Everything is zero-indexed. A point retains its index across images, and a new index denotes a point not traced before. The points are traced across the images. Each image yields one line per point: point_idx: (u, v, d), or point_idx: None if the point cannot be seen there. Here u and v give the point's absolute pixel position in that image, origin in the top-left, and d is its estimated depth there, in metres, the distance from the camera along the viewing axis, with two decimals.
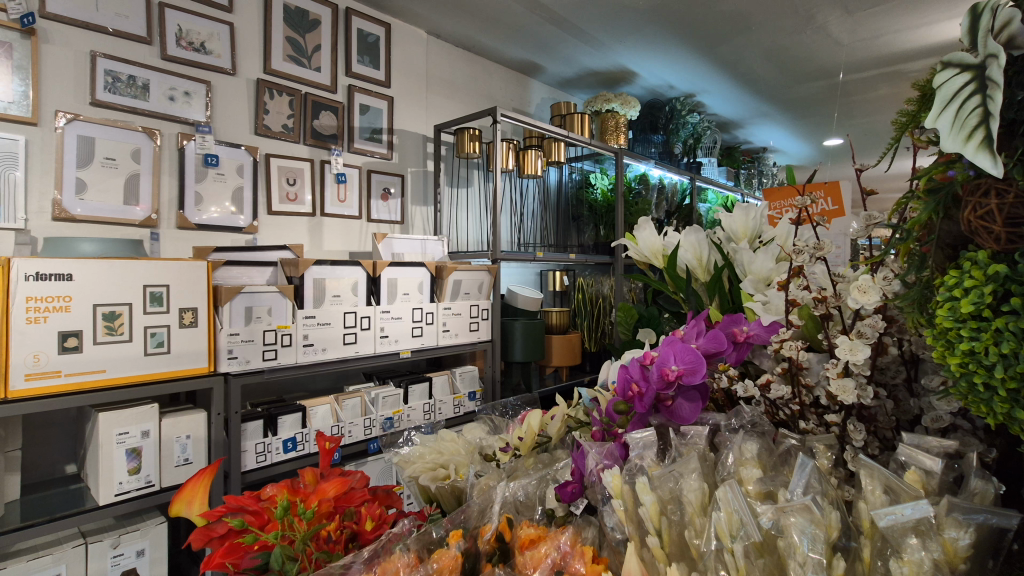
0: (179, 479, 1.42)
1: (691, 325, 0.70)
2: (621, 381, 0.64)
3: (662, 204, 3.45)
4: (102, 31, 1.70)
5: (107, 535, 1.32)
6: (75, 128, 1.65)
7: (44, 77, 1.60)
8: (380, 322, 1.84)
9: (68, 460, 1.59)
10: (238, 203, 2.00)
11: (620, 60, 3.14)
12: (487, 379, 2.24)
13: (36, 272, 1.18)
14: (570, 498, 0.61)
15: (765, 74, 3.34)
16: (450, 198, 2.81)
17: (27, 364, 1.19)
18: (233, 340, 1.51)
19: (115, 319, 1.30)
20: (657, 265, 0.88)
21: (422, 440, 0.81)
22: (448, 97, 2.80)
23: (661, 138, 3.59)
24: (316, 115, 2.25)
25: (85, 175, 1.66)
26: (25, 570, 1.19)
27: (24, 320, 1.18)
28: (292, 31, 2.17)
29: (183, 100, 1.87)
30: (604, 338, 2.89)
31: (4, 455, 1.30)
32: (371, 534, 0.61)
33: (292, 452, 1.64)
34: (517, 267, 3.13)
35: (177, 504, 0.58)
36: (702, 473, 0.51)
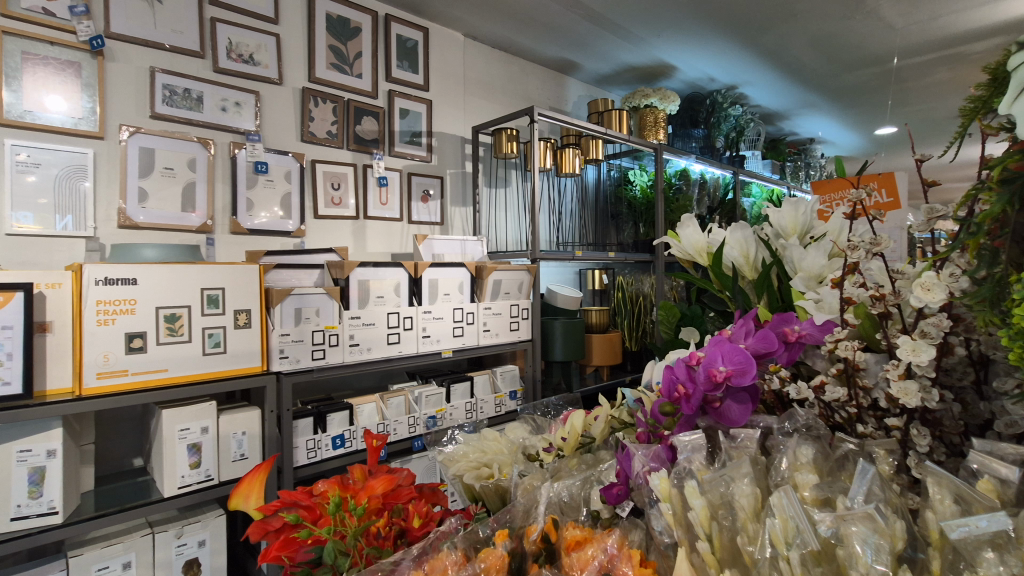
0: (236, 474, 1.48)
1: (739, 324, 0.68)
2: (666, 382, 0.63)
3: (704, 200, 3.35)
4: (159, 47, 1.80)
5: (171, 526, 1.39)
6: (137, 140, 1.74)
7: (110, 93, 1.70)
8: (422, 322, 1.88)
9: (135, 454, 1.69)
10: (287, 208, 2.07)
11: (658, 54, 3.08)
12: (528, 378, 2.24)
13: (104, 277, 1.27)
14: (616, 499, 0.60)
15: (812, 63, 3.21)
16: (489, 198, 2.84)
17: (98, 363, 1.27)
18: (284, 340, 1.56)
19: (176, 320, 1.37)
20: (701, 263, 0.86)
21: (466, 439, 0.82)
22: (485, 98, 2.82)
23: (702, 132, 3.51)
24: (358, 120, 2.31)
25: (146, 185, 1.76)
26: (99, 556, 1.27)
27: (95, 322, 1.26)
28: (334, 39, 2.23)
29: (234, 110, 1.95)
30: (645, 337, 2.84)
31: (79, 448, 1.39)
32: (419, 531, 0.62)
33: (341, 449, 1.69)
34: (556, 266, 3.13)
35: (236, 498, 0.61)
36: (755, 478, 0.50)
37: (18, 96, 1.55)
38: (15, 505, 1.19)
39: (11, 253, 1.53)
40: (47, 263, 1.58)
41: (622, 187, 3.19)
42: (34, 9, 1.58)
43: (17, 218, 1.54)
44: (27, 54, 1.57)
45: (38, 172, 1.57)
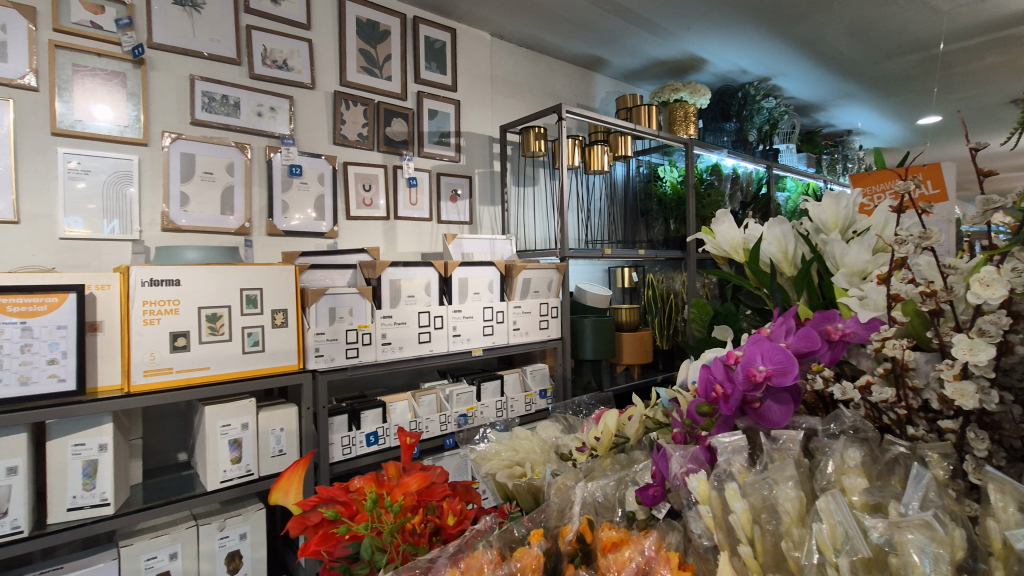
0: (275, 469, 1.53)
1: (779, 323, 0.66)
2: (703, 382, 0.62)
3: (737, 194, 3.27)
4: (198, 55, 1.86)
5: (214, 519, 1.44)
6: (178, 146, 1.81)
7: (153, 102, 1.77)
8: (452, 321, 1.89)
9: (180, 448, 1.76)
10: (320, 209, 2.12)
11: (688, 48, 3.02)
12: (558, 377, 2.23)
13: (150, 279, 1.32)
14: (652, 500, 0.58)
15: (850, 52, 3.09)
16: (517, 197, 2.83)
17: (145, 361, 1.32)
18: (319, 339, 1.59)
19: (217, 320, 1.42)
20: (737, 260, 0.84)
21: (498, 438, 0.82)
22: (513, 97, 2.82)
23: (734, 126, 3.43)
24: (388, 122, 2.34)
25: (187, 189, 1.82)
26: (147, 547, 1.33)
27: (142, 321, 1.31)
28: (364, 43, 2.27)
29: (269, 115, 2.01)
30: (677, 335, 2.80)
31: (128, 442, 1.45)
32: (454, 528, 0.63)
33: (375, 446, 1.71)
34: (585, 265, 3.10)
35: (276, 493, 0.63)
36: (799, 481, 0.48)
37: (68, 106, 1.62)
38: (71, 496, 1.25)
39: (64, 256, 1.61)
40: (96, 266, 1.66)
41: (651, 183, 3.14)
42: (82, 23, 1.65)
43: (68, 223, 1.61)
44: (77, 66, 1.64)
45: (88, 179, 1.65)
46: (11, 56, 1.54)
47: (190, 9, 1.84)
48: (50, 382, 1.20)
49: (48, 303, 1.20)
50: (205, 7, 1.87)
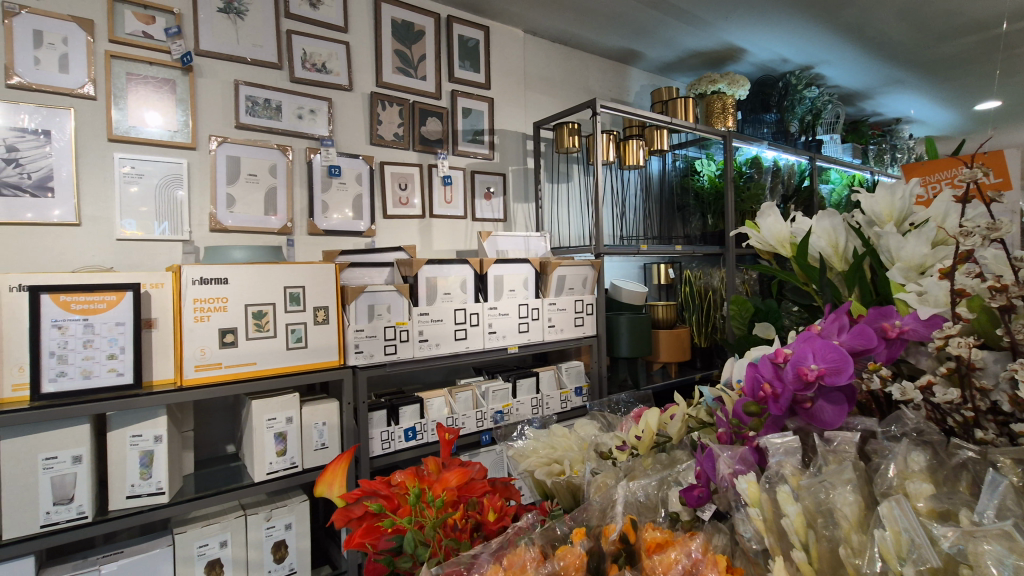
0: (318, 462, 1.57)
1: (831, 320, 0.63)
2: (750, 381, 0.60)
3: (778, 188, 3.16)
4: (242, 61, 1.92)
5: (261, 509, 1.49)
6: (225, 149, 1.87)
7: (200, 107, 1.84)
8: (488, 318, 1.90)
9: (228, 441, 1.82)
10: (358, 209, 2.16)
11: (727, 38, 2.94)
12: (593, 374, 2.21)
13: (200, 277, 1.37)
14: (697, 501, 0.57)
15: (900, 36, 2.94)
16: (551, 194, 2.82)
17: (196, 356, 1.38)
18: (359, 336, 1.62)
19: (262, 317, 1.47)
20: (783, 254, 0.80)
21: (536, 435, 0.82)
22: (546, 93, 2.81)
23: (774, 117, 3.32)
24: (423, 121, 2.36)
25: (233, 191, 1.88)
26: (200, 534, 1.38)
27: (193, 318, 1.37)
28: (400, 44, 2.30)
29: (309, 117, 2.06)
30: (716, 333, 2.73)
31: (181, 434, 1.52)
32: (495, 525, 0.64)
33: (413, 441, 1.74)
34: (620, 261, 3.06)
35: (320, 486, 0.64)
36: (859, 485, 0.46)
37: (124, 113, 1.70)
38: (130, 484, 1.31)
39: (121, 256, 1.69)
40: (151, 265, 1.74)
41: (688, 177, 3.07)
42: (135, 33, 1.73)
43: (123, 225, 1.69)
44: (131, 74, 1.72)
45: (141, 183, 1.72)
46: (72, 67, 1.63)
47: (234, 16, 1.90)
48: (110, 375, 1.27)
49: (107, 301, 1.26)
50: (248, 13, 1.93)
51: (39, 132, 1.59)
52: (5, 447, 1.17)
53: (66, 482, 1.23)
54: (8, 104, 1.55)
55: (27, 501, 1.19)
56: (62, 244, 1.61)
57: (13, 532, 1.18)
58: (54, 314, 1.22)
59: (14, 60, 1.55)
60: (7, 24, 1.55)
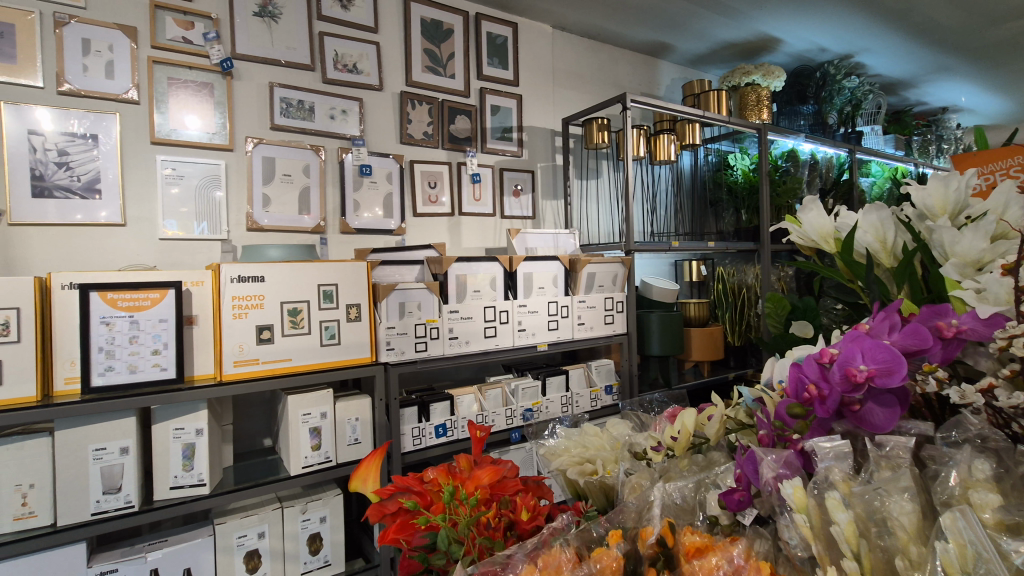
0: (351, 457, 1.59)
1: (881, 318, 0.60)
2: (793, 382, 0.57)
3: (815, 182, 3.04)
4: (277, 63, 1.96)
5: (297, 502, 1.52)
6: (260, 150, 1.92)
7: (237, 109, 1.89)
8: (518, 316, 1.89)
9: (265, 435, 1.87)
10: (388, 208, 2.18)
11: (762, 28, 2.85)
12: (624, 373, 2.18)
13: (238, 275, 1.41)
14: (738, 505, 0.55)
15: (949, 20, 2.80)
16: (580, 190, 2.79)
17: (234, 352, 1.41)
18: (390, 333, 1.64)
19: (297, 314, 1.50)
20: (827, 250, 0.77)
21: (568, 433, 0.81)
22: (575, 89, 2.78)
23: (811, 108, 3.21)
24: (452, 120, 2.37)
25: (269, 191, 1.93)
26: (239, 526, 1.42)
27: (232, 315, 1.41)
28: (429, 43, 2.31)
29: (341, 117, 2.09)
30: (750, 331, 2.67)
31: (221, 427, 1.56)
32: (528, 524, 0.63)
33: (443, 437, 1.75)
34: (650, 258, 3.02)
35: (355, 480, 0.64)
36: (916, 494, 0.44)
37: (165, 117, 1.76)
38: (173, 475, 1.36)
39: (163, 256, 1.75)
40: (191, 264, 1.79)
41: (721, 172, 2.99)
42: (175, 38, 1.78)
43: (165, 225, 1.75)
44: (172, 79, 1.77)
45: (182, 185, 1.78)
46: (117, 73, 1.69)
47: (268, 20, 1.94)
48: (154, 370, 1.32)
49: (151, 299, 1.31)
50: (282, 17, 1.97)
51: (88, 136, 1.65)
52: (60, 438, 1.23)
53: (114, 472, 1.28)
54: (59, 110, 1.62)
55: (79, 490, 1.24)
56: (110, 244, 1.67)
57: (67, 519, 1.23)
58: (101, 311, 1.27)
59: (65, 68, 1.62)
60: (58, 33, 1.62)
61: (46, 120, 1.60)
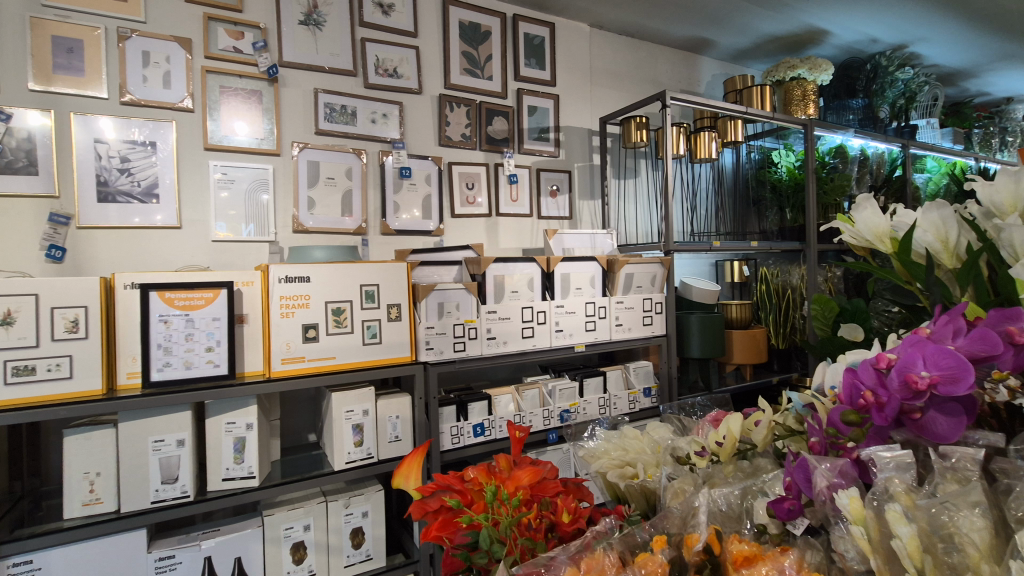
0: (392, 453, 1.63)
1: (943, 322, 0.57)
2: (847, 388, 0.55)
3: (865, 179, 2.91)
4: (321, 70, 2.02)
5: (340, 496, 1.56)
6: (306, 155, 1.98)
7: (284, 116, 1.95)
8: (555, 317, 1.89)
9: (309, 430, 1.93)
10: (427, 209, 2.21)
11: (808, 21, 2.76)
12: (663, 375, 2.15)
13: (285, 276, 1.46)
14: (788, 515, 0.53)
15: (1015, 5, 2.63)
16: (618, 190, 2.76)
17: (282, 350, 1.47)
18: (430, 333, 1.66)
19: (341, 313, 1.54)
20: (882, 250, 0.73)
21: (608, 436, 0.80)
22: (613, 88, 2.75)
23: (861, 102, 3.08)
24: (490, 121, 2.38)
25: (313, 195, 1.99)
26: (286, 518, 1.47)
27: (280, 314, 1.46)
28: (467, 46, 2.33)
29: (382, 121, 2.13)
30: (795, 334, 2.58)
31: (269, 422, 1.62)
32: (570, 526, 0.63)
33: (481, 437, 1.76)
34: (690, 258, 2.96)
35: (398, 477, 0.66)
36: (987, 509, 0.42)
37: (217, 124, 1.84)
38: (225, 468, 1.42)
39: (216, 256, 1.83)
40: (241, 264, 1.87)
41: (764, 169, 2.91)
42: (226, 48, 1.86)
43: (216, 228, 1.82)
44: (224, 87, 1.85)
45: (232, 189, 1.85)
46: (173, 82, 1.78)
47: (313, 27, 2.00)
48: (208, 366, 1.37)
49: (205, 298, 1.37)
50: (326, 24, 2.03)
51: (147, 143, 1.74)
52: (123, 429, 1.30)
53: (172, 463, 1.34)
54: (121, 119, 1.71)
55: (141, 478, 1.31)
56: (167, 245, 1.76)
57: (129, 506, 1.30)
58: (160, 309, 1.33)
59: (127, 80, 1.71)
60: (121, 46, 1.71)
61: (109, 129, 1.70)
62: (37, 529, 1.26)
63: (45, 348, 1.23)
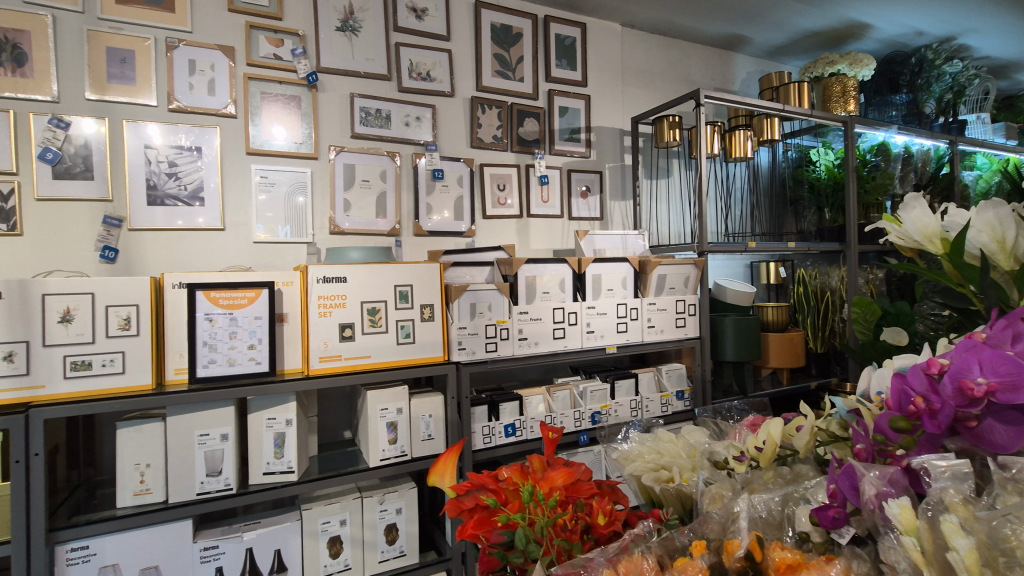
0: (425, 451, 1.65)
1: (1000, 328, 0.55)
2: (896, 394, 0.53)
3: (910, 177, 2.80)
4: (357, 74, 2.06)
5: (375, 492, 1.59)
6: (342, 158, 2.02)
7: (322, 120, 2.01)
8: (586, 318, 1.88)
9: (344, 427, 1.97)
10: (459, 210, 2.23)
11: (849, 15, 2.67)
12: (697, 378, 2.11)
13: (323, 276, 1.50)
14: (833, 523, 0.52)
15: None
16: (650, 190, 2.72)
17: (320, 349, 1.50)
18: (462, 333, 1.67)
19: (376, 313, 1.57)
20: (932, 252, 0.70)
21: (642, 439, 0.79)
22: (645, 87, 2.72)
23: (905, 98, 2.97)
24: (521, 122, 2.39)
25: (350, 196, 2.03)
26: (323, 512, 1.51)
27: (317, 313, 1.50)
28: (499, 48, 2.34)
29: (416, 124, 2.16)
30: (835, 337, 2.50)
31: (307, 419, 1.67)
32: (605, 529, 0.63)
33: (513, 437, 1.76)
34: (724, 259, 2.90)
35: (433, 475, 0.66)
36: None
37: (258, 129, 1.90)
38: (266, 462, 1.46)
39: (257, 257, 1.89)
40: (280, 265, 1.92)
41: (802, 168, 2.82)
42: (267, 55, 1.92)
43: (256, 229, 1.88)
44: (265, 93, 1.91)
45: (271, 191, 1.91)
46: (218, 89, 1.84)
47: (349, 33, 2.05)
48: (250, 364, 1.42)
49: (248, 297, 1.42)
50: (362, 30, 2.07)
51: (193, 148, 1.81)
52: (171, 423, 1.36)
53: (216, 456, 1.39)
54: (169, 125, 1.78)
55: (188, 470, 1.37)
56: (211, 247, 1.83)
57: (176, 497, 1.36)
58: (205, 308, 1.39)
59: (174, 88, 1.79)
60: (169, 56, 1.78)
61: (157, 134, 1.77)
62: (92, 516, 1.32)
63: (100, 344, 1.30)
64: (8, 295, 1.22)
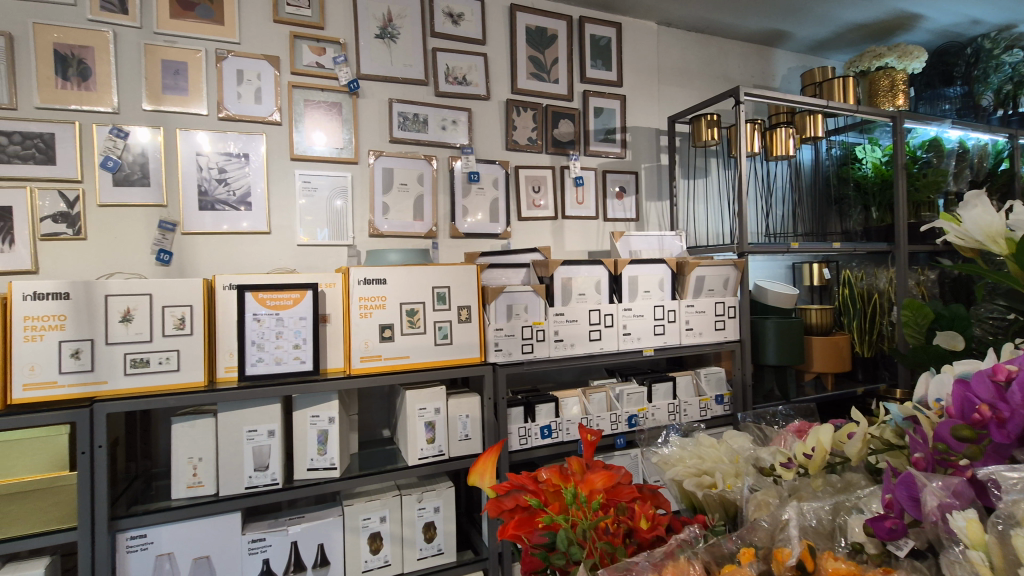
0: (462, 451, 1.66)
1: None
2: (958, 401, 0.51)
3: (965, 173, 2.65)
4: (396, 80, 2.10)
5: (413, 491, 1.61)
6: (381, 162, 2.06)
7: (361, 125, 2.05)
8: (623, 319, 1.86)
9: (383, 426, 2.01)
10: (494, 213, 2.25)
11: (898, 6, 2.57)
12: (737, 382, 2.06)
13: (364, 278, 1.54)
14: (889, 534, 0.50)
15: None
16: (687, 190, 2.68)
17: (361, 349, 1.54)
18: (499, 334, 1.68)
19: (414, 314, 1.59)
20: (997, 252, 0.66)
21: (683, 443, 0.77)
22: (682, 86, 2.67)
23: (959, 90, 2.83)
24: (556, 124, 2.39)
25: (388, 200, 2.07)
26: (363, 509, 1.54)
27: (358, 313, 1.53)
28: (534, 50, 2.35)
29: (452, 127, 2.19)
30: (883, 341, 2.39)
31: (348, 417, 1.71)
32: (648, 533, 0.62)
33: (549, 439, 1.76)
34: (765, 260, 2.82)
35: (473, 475, 0.67)
36: None
37: (301, 135, 1.96)
38: (310, 458, 1.51)
39: (300, 259, 1.95)
40: (323, 267, 1.98)
41: (847, 165, 2.72)
42: (310, 64, 1.98)
43: (299, 232, 1.94)
44: (307, 101, 1.97)
45: (313, 196, 1.97)
46: (264, 98, 1.91)
47: (387, 40, 2.09)
48: (294, 363, 1.47)
49: (293, 298, 1.47)
50: (400, 36, 2.11)
51: (241, 155, 1.89)
52: (222, 419, 1.42)
53: (263, 451, 1.44)
54: (218, 133, 1.86)
55: (237, 465, 1.42)
56: (258, 250, 1.90)
57: (226, 490, 1.41)
58: (253, 309, 1.44)
59: (223, 97, 1.86)
60: (219, 66, 1.86)
61: (207, 142, 1.85)
62: (149, 507, 1.39)
63: (157, 342, 1.36)
64: (75, 296, 1.29)
